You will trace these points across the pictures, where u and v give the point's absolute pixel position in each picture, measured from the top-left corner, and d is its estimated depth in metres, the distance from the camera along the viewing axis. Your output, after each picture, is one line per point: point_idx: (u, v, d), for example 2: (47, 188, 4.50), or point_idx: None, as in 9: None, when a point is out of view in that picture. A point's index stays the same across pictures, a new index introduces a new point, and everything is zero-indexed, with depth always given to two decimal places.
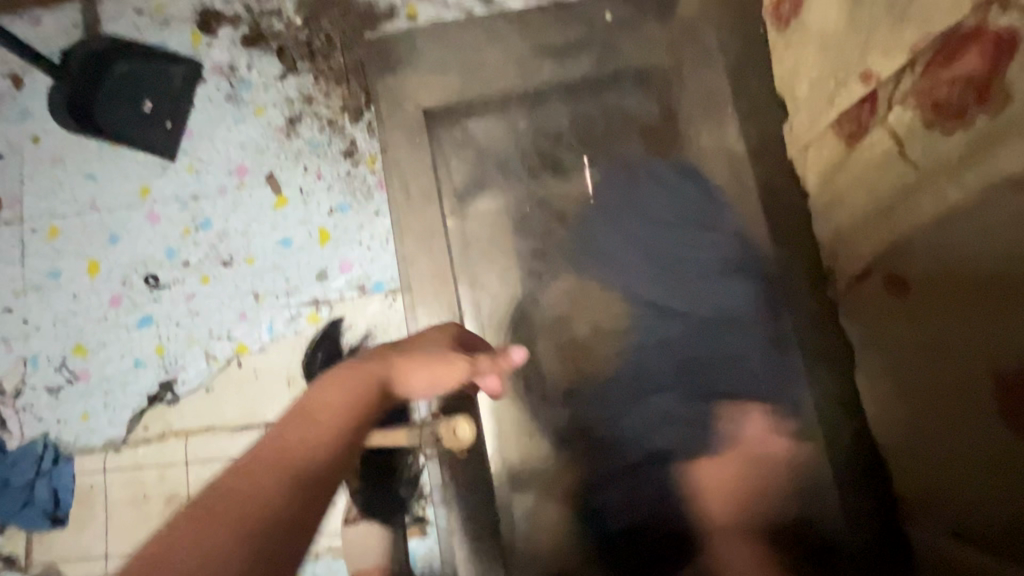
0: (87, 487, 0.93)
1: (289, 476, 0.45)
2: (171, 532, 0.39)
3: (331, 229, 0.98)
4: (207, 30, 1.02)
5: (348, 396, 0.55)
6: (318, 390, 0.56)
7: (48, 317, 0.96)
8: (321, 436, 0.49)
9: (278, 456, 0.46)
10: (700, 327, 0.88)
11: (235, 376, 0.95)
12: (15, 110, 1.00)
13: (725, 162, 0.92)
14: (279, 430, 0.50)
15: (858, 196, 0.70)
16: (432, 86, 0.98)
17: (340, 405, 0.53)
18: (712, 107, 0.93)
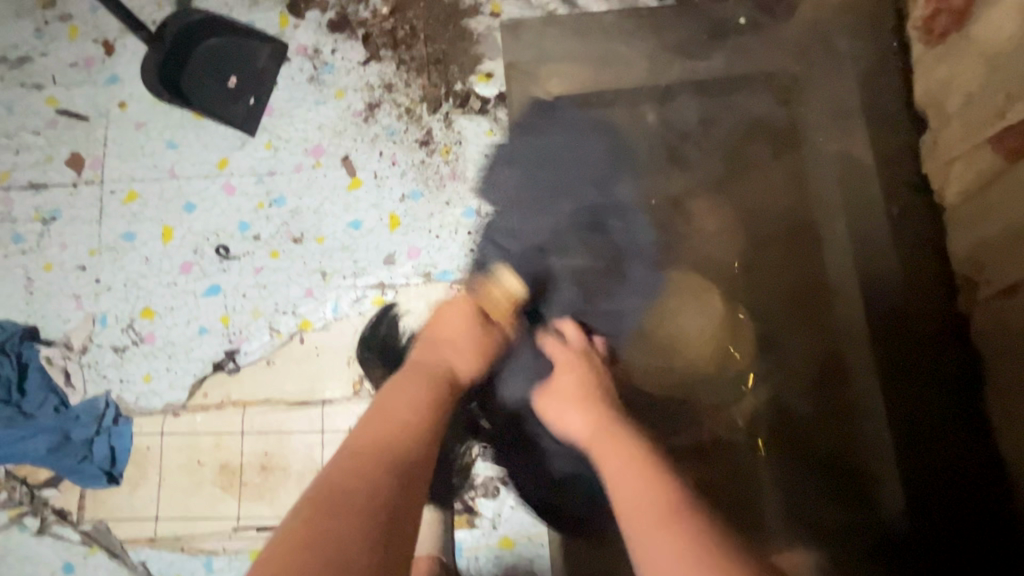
0: (144, 447, 0.94)
1: (388, 466, 0.60)
2: (305, 523, 0.53)
3: (402, 215, 0.99)
4: (296, 13, 1.04)
5: (411, 396, 0.70)
6: (385, 400, 0.69)
7: (119, 277, 0.98)
8: (399, 426, 0.65)
9: (365, 450, 0.62)
10: (836, 310, 0.87)
11: (297, 352, 0.96)
12: (104, 76, 1.03)
13: (843, 175, 0.90)
14: (367, 423, 0.66)
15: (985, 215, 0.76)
16: (553, 79, 1.00)
17: (410, 403, 0.68)
18: (833, 121, 0.92)
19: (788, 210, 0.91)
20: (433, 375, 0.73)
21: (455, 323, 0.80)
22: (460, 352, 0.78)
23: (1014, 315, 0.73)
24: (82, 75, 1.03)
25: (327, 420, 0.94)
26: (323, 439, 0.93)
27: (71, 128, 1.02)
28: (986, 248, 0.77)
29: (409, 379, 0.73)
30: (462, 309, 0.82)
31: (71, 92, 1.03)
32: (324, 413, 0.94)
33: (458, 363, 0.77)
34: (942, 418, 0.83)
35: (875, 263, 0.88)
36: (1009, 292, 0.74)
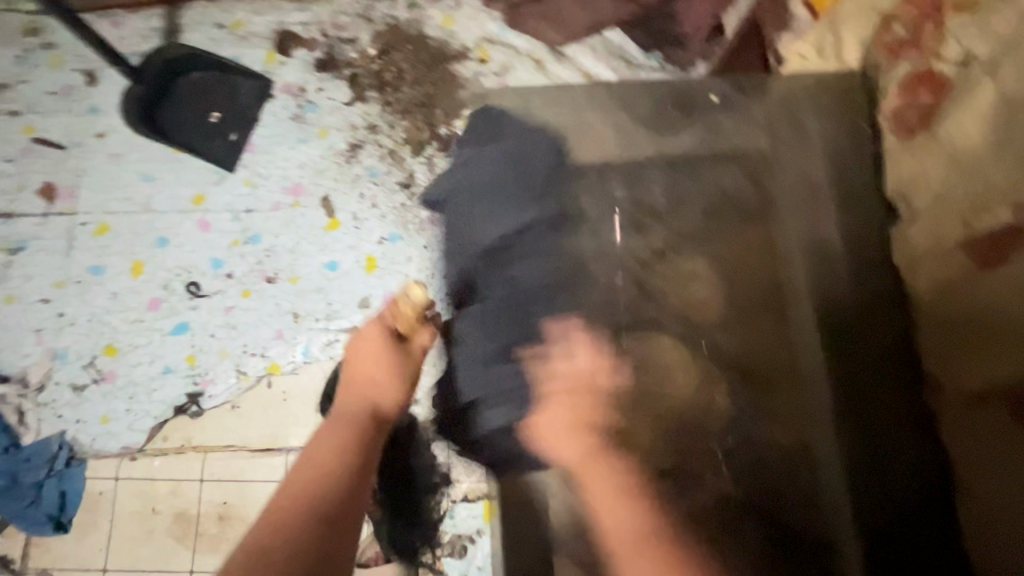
0: (96, 492, 0.90)
1: (314, 510, 0.54)
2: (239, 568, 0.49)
3: (379, 257, 0.97)
4: (282, 50, 1.04)
5: (342, 436, 0.64)
6: (315, 442, 0.64)
7: (84, 312, 0.95)
8: (332, 460, 0.61)
9: (296, 494, 0.56)
10: (808, 387, 0.65)
11: (264, 396, 0.93)
12: (84, 107, 1.02)
13: (813, 254, 0.67)
14: (296, 468, 0.61)
15: (967, 294, 0.55)
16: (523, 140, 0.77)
17: (335, 443, 0.63)
18: (806, 198, 0.69)
19: (743, 266, 0.68)
20: (359, 411, 0.69)
21: (371, 352, 0.74)
22: (381, 386, 0.71)
23: (990, 434, 0.53)
24: (61, 104, 1.02)
25: (290, 469, 0.90)
26: None
27: (47, 157, 1.00)
28: (957, 337, 0.56)
29: (329, 428, 0.67)
30: (375, 337, 0.75)
31: (48, 121, 1.01)
32: (288, 462, 0.91)
33: (381, 399, 0.70)
34: (921, 530, 0.60)
35: (865, 337, 0.65)
36: (972, 399, 0.55)
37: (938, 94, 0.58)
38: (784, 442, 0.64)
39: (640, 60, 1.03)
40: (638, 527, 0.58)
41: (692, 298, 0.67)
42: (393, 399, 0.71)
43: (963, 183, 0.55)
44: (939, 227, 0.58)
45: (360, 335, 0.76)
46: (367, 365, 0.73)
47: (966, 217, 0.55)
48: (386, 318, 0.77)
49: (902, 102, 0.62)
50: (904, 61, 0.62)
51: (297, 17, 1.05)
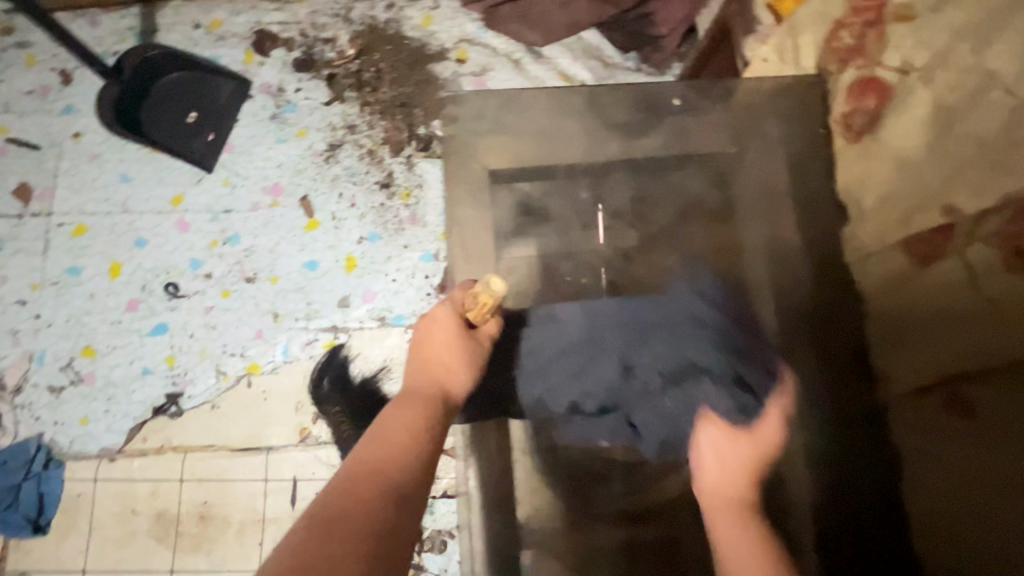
0: (75, 494, 0.89)
1: (386, 487, 0.46)
2: (298, 545, 0.40)
3: (358, 257, 0.98)
4: (261, 51, 1.04)
5: (409, 422, 0.53)
6: (380, 421, 0.53)
7: (61, 314, 0.95)
8: (404, 446, 0.51)
9: (372, 470, 0.48)
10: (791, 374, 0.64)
11: (244, 395, 0.93)
12: (59, 107, 1.01)
13: (768, 251, 0.68)
14: (358, 452, 0.50)
15: (907, 293, 0.57)
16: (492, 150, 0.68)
17: (407, 432, 0.52)
18: (764, 196, 0.69)
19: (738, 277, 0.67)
20: (427, 397, 0.56)
21: (442, 338, 0.60)
22: (453, 373, 0.59)
23: (930, 428, 0.55)
24: (36, 104, 1.01)
25: (271, 468, 0.91)
26: (266, 487, 0.90)
27: (22, 158, 1.00)
28: (892, 329, 0.59)
29: (397, 408, 0.54)
30: (443, 325, 0.60)
31: (24, 121, 1.00)
32: (269, 461, 0.91)
33: (454, 386, 0.58)
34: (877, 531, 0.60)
35: (829, 335, 0.64)
36: (916, 393, 0.56)
37: (882, 99, 0.61)
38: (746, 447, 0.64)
39: (617, 60, 1.05)
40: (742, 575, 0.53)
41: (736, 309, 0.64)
42: (463, 390, 0.59)
43: (902, 186, 0.58)
44: (881, 227, 0.60)
45: (428, 316, 0.61)
46: (439, 348, 0.60)
47: (903, 218, 0.58)
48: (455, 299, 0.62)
49: (850, 107, 0.65)
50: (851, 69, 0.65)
51: (275, 17, 1.05)
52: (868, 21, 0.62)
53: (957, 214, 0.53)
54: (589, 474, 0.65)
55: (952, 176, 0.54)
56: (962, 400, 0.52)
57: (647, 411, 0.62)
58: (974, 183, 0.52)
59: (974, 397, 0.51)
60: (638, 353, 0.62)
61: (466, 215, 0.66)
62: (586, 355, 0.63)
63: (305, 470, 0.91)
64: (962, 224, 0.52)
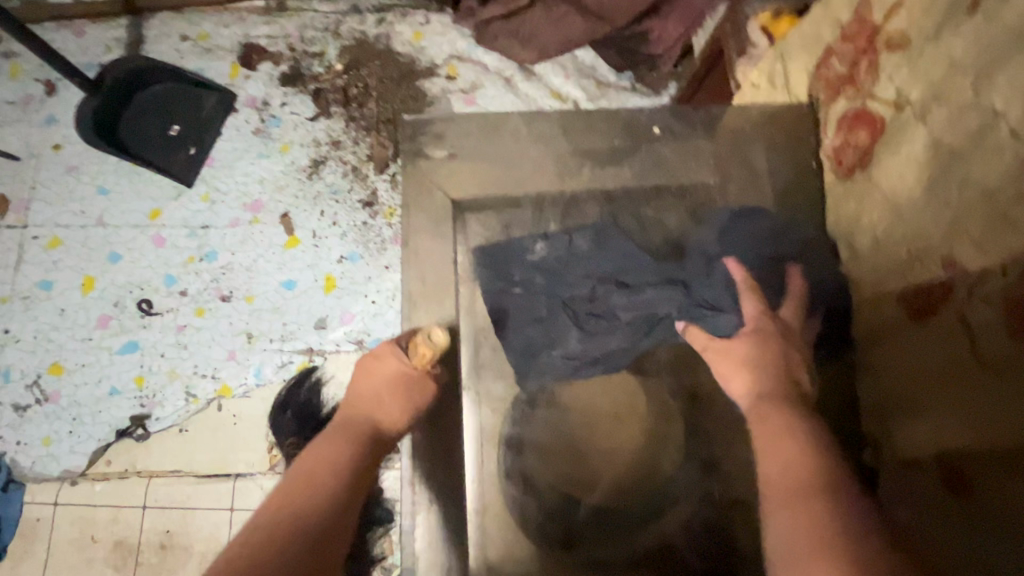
0: (34, 518, 0.86)
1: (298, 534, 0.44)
2: None
3: (337, 277, 0.95)
4: (248, 64, 1.02)
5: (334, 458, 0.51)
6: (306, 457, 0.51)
7: (30, 329, 0.92)
8: (321, 489, 0.48)
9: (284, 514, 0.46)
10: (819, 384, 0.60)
11: (213, 419, 0.89)
12: (42, 117, 0.99)
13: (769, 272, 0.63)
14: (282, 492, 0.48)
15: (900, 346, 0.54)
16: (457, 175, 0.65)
17: (329, 466, 0.50)
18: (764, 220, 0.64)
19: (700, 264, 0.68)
20: (355, 437, 0.53)
21: (377, 374, 0.57)
22: (387, 411, 0.55)
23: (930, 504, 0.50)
24: (18, 113, 0.99)
25: (237, 496, 0.87)
26: (231, 516, 0.86)
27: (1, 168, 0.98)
28: (896, 396, 0.55)
29: (325, 446, 0.52)
30: (384, 365, 0.57)
31: (6, 130, 0.99)
32: (235, 489, 0.87)
33: (385, 421, 0.55)
34: None
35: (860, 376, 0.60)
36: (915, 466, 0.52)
37: (874, 134, 0.58)
38: (720, 499, 0.59)
39: (612, 79, 1.03)
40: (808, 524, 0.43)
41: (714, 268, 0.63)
42: (399, 426, 0.55)
43: (906, 229, 0.54)
44: (885, 269, 0.56)
45: (371, 352, 0.59)
46: (375, 380, 0.57)
47: (907, 264, 0.54)
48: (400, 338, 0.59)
49: (843, 140, 0.62)
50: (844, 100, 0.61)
51: (263, 30, 1.03)
52: (859, 48, 0.59)
53: (957, 268, 0.48)
54: (580, 529, 0.60)
55: (953, 226, 0.49)
56: (960, 480, 0.47)
57: (616, 339, 0.63)
58: (968, 233, 0.47)
59: (972, 477, 0.46)
60: (634, 285, 0.64)
61: (436, 243, 0.63)
62: (606, 314, 0.64)
63: None
64: (960, 283, 0.48)
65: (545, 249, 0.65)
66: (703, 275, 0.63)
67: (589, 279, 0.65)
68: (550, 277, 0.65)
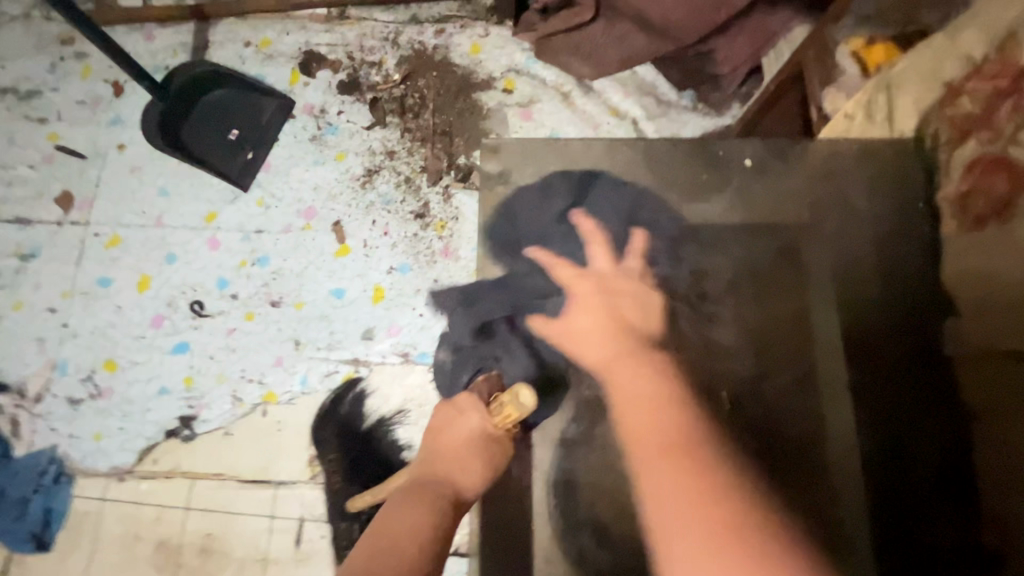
0: (82, 512, 0.87)
1: None
2: None
3: (386, 288, 0.94)
4: (307, 71, 1.03)
5: (415, 519, 0.52)
6: (391, 514, 0.54)
7: (87, 325, 0.94)
8: (401, 549, 0.49)
9: None
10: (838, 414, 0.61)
11: (258, 424, 0.89)
12: (108, 118, 1.02)
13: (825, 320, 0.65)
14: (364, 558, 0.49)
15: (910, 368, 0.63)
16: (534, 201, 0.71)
17: (409, 530, 0.51)
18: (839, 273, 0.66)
19: (751, 261, 0.69)
20: (434, 496, 0.55)
21: (461, 434, 0.61)
22: (466, 474, 0.58)
23: None
24: (87, 113, 1.02)
25: (277, 504, 0.87)
26: (272, 525, 0.86)
27: (67, 166, 1.00)
28: None
29: (409, 504, 0.54)
30: (467, 422, 0.62)
31: (74, 129, 1.01)
32: (276, 497, 0.87)
33: (462, 483, 0.57)
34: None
35: None
36: None
37: (1015, 184, 0.54)
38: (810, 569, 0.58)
39: (672, 97, 1.00)
40: (691, 492, 0.46)
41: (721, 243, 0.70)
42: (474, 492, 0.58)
43: None
44: None
45: (454, 406, 0.63)
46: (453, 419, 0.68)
47: None
48: (483, 395, 0.63)
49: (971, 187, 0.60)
50: (973, 143, 0.59)
51: (324, 38, 1.04)
52: (1000, 88, 0.57)
53: None
54: None
55: None
56: None
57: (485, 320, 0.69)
58: None
59: None
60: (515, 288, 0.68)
61: None
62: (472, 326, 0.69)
63: (311, 509, 0.86)
64: None
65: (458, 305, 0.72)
66: (525, 275, 0.68)
67: (471, 303, 0.70)
68: (466, 314, 0.71)
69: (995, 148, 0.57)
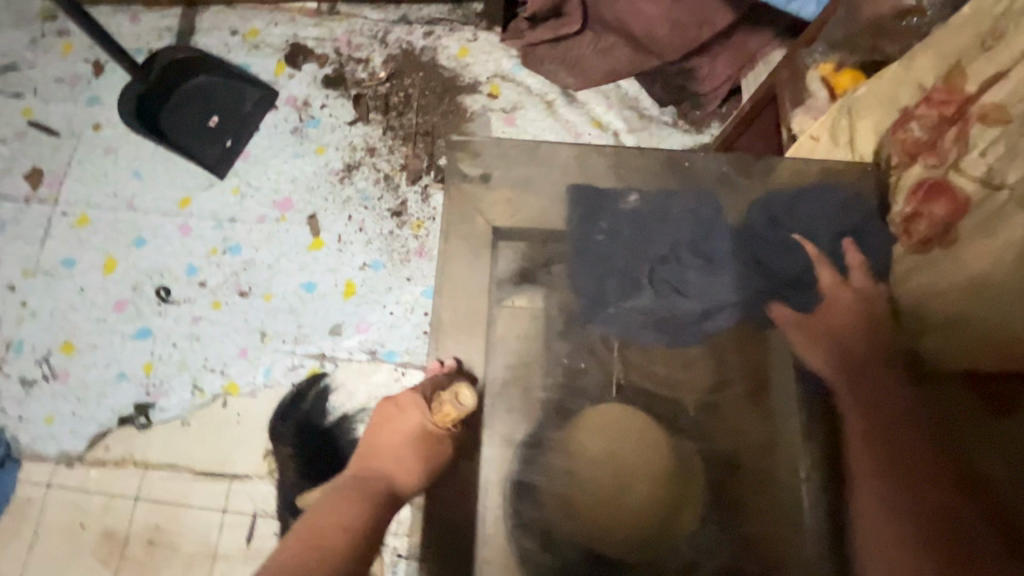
0: (25, 498, 0.84)
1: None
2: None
3: (358, 284, 0.93)
4: (293, 64, 1.03)
5: (345, 514, 0.57)
6: (326, 505, 0.58)
7: (48, 305, 0.92)
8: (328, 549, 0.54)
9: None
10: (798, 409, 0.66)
11: (217, 416, 0.88)
12: (85, 97, 1.00)
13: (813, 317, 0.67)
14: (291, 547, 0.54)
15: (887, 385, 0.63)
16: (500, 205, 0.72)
17: (336, 526, 0.56)
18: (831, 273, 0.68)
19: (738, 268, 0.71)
20: (372, 488, 0.61)
21: (402, 431, 0.64)
22: (403, 469, 0.62)
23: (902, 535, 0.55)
24: (63, 91, 1.00)
25: (230, 498, 0.85)
26: (223, 519, 0.84)
27: (39, 142, 0.98)
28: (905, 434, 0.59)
29: (344, 496, 0.60)
30: (409, 419, 0.64)
31: (49, 106, 1.00)
32: (229, 491, 0.85)
33: (399, 479, 0.62)
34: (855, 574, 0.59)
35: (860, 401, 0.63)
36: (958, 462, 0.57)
37: (955, 211, 0.61)
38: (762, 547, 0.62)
39: (654, 113, 1.01)
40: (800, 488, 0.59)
41: (719, 251, 0.71)
42: (408, 485, 0.62)
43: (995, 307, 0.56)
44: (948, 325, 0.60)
45: (395, 403, 0.66)
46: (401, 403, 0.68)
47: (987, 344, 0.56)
48: (424, 395, 0.65)
49: (913, 209, 0.65)
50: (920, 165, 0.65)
51: (312, 32, 1.04)
52: (945, 115, 0.64)
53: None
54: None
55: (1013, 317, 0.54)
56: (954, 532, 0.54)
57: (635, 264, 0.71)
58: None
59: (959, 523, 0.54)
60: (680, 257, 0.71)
61: None
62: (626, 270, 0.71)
63: (264, 505, 0.85)
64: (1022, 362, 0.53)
65: (628, 220, 0.72)
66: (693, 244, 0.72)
67: (634, 239, 0.72)
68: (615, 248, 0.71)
69: (936, 171, 0.63)
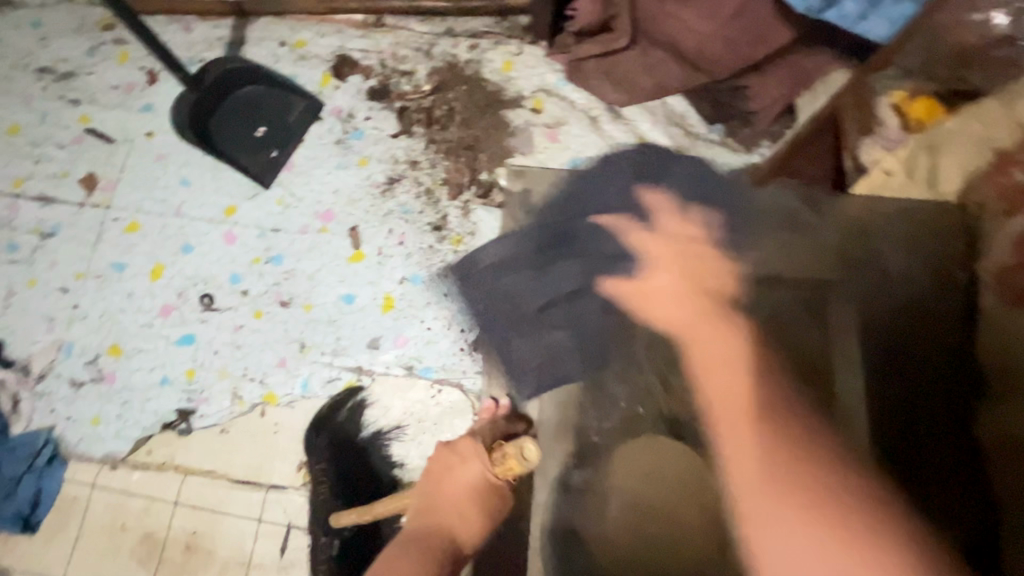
0: (71, 497, 0.87)
1: None
2: None
3: (397, 298, 0.93)
4: (339, 75, 1.03)
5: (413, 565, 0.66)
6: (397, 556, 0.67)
7: (98, 307, 0.94)
8: None
9: None
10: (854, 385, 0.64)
11: (255, 425, 0.88)
12: (139, 105, 1.03)
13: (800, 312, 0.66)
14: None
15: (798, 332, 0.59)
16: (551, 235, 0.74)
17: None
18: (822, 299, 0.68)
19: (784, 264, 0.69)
20: (436, 542, 0.69)
21: (461, 483, 0.72)
22: (464, 523, 0.71)
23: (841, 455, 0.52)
24: (119, 99, 1.03)
25: (266, 508, 0.85)
26: (258, 528, 0.85)
27: (95, 148, 1.01)
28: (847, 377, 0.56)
29: (410, 546, 0.69)
30: (469, 470, 0.72)
31: (106, 113, 1.03)
32: (265, 501, 0.86)
33: (461, 531, 0.70)
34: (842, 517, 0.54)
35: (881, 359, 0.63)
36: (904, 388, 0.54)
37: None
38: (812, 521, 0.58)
39: (702, 130, 0.98)
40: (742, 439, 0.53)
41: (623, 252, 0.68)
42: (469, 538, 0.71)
43: None
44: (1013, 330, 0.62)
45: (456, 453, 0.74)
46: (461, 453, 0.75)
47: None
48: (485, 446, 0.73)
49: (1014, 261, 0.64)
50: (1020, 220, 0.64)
51: (359, 44, 1.05)
52: None
53: None
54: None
55: None
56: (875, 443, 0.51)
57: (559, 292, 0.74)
58: None
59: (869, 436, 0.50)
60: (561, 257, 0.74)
61: None
62: (555, 294, 0.74)
63: (298, 517, 0.85)
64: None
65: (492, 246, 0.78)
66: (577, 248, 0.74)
67: (521, 266, 0.77)
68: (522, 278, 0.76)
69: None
